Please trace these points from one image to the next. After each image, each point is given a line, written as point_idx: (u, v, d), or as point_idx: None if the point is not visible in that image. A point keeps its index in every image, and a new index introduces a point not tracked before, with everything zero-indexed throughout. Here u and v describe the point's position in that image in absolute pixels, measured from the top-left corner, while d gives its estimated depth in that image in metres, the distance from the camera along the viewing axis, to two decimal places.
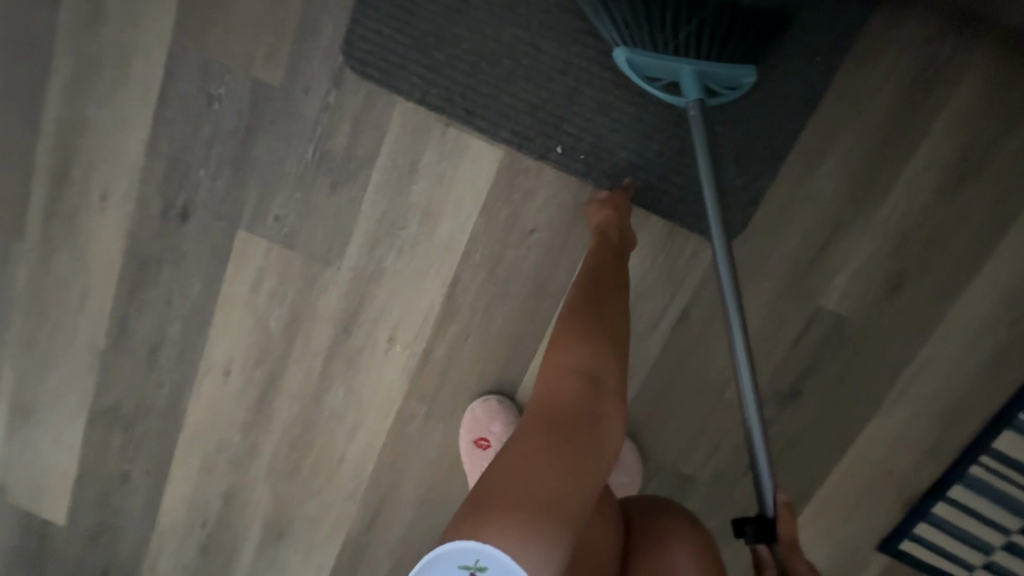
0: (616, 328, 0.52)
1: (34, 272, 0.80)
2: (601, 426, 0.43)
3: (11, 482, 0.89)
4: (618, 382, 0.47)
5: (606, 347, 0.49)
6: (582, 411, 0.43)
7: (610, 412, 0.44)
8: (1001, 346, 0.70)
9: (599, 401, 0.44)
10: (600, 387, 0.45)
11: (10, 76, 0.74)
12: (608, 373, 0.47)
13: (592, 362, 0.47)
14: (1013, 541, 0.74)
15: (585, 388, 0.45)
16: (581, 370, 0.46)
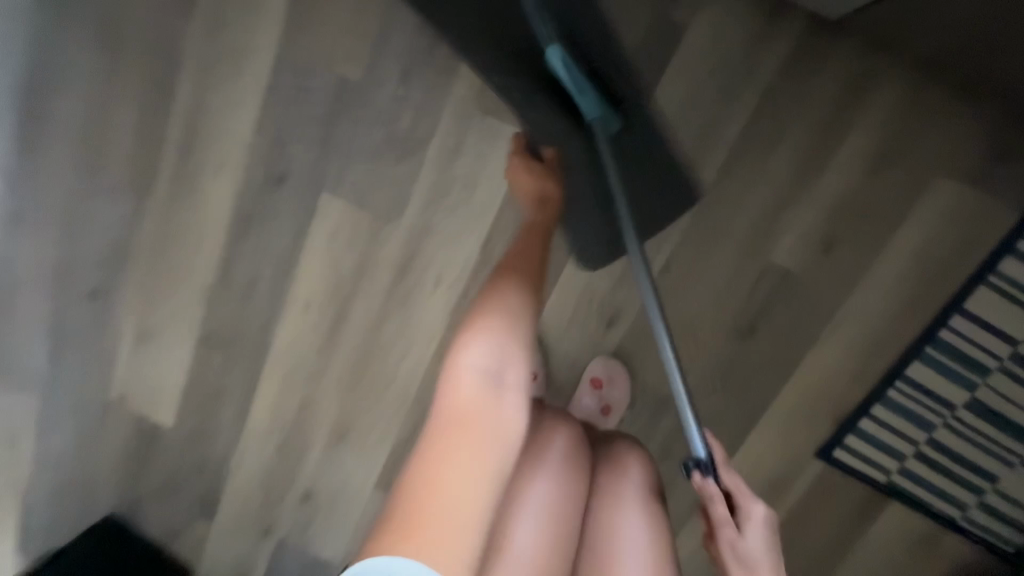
0: (513, 310, 0.57)
1: (159, 223, 1.02)
2: (501, 423, 0.49)
3: (130, 390, 1.13)
4: (521, 370, 0.53)
5: (513, 334, 0.55)
6: (482, 407, 0.49)
7: (507, 403, 0.50)
8: (912, 294, 0.90)
9: (497, 396, 0.50)
10: (501, 382, 0.51)
11: (151, 68, 0.96)
12: (513, 361, 0.53)
13: (497, 357, 0.53)
14: (918, 449, 0.96)
15: (489, 376, 0.51)
16: (481, 370, 0.51)
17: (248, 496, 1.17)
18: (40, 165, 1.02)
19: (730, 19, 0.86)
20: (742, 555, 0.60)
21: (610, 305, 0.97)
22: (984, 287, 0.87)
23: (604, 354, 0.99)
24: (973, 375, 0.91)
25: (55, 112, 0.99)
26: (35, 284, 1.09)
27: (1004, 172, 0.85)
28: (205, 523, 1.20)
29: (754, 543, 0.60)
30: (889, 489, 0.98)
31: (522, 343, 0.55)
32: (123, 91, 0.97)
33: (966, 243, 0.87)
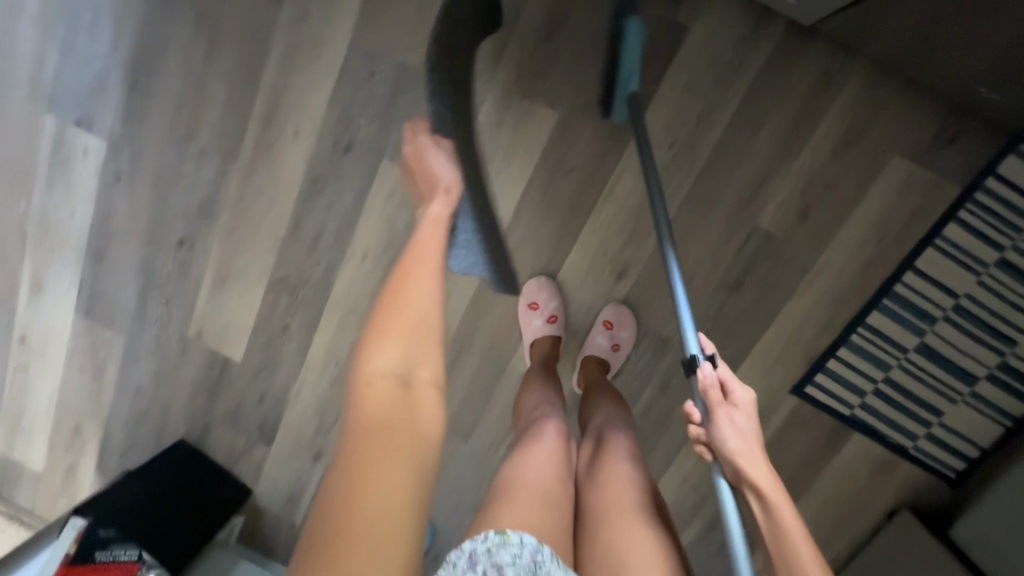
0: (420, 313, 0.63)
1: (241, 183, 1.21)
2: (422, 417, 0.57)
3: (206, 329, 1.32)
4: (433, 366, 0.61)
5: (421, 336, 0.62)
6: (398, 406, 0.56)
7: (422, 401, 0.58)
8: (871, 255, 1.09)
9: (410, 395, 0.58)
10: (412, 382, 0.59)
11: (242, 52, 1.14)
12: (424, 360, 0.61)
13: (407, 363, 0.60)
14: (877, 387, 1.14)
15: (402, 378, 0.59)
16: (393, 375, 0.59)
17: (302, 424, 1.35)
18: (141, 133, 1.21)
19: (726, 20, 1.04)
20: (736, 428, 0.65)
21: (620, 261, 1.16)
22: (931, 248, 1.06)
23: (614, 301, 1.17)
24: (921, 323, 1.09)
25: (158, 88, 1.18)
26: (131, 235, 1.28)
27: (949, 153, 1.04)
28: (263, 449, 1.38)
29: (745, 419, 0.66)
30: (853, 422, 1.16)
31: (431, 343, 0.63)
32: (216, 71, 1.16)
33: (916, 212, 1.06)
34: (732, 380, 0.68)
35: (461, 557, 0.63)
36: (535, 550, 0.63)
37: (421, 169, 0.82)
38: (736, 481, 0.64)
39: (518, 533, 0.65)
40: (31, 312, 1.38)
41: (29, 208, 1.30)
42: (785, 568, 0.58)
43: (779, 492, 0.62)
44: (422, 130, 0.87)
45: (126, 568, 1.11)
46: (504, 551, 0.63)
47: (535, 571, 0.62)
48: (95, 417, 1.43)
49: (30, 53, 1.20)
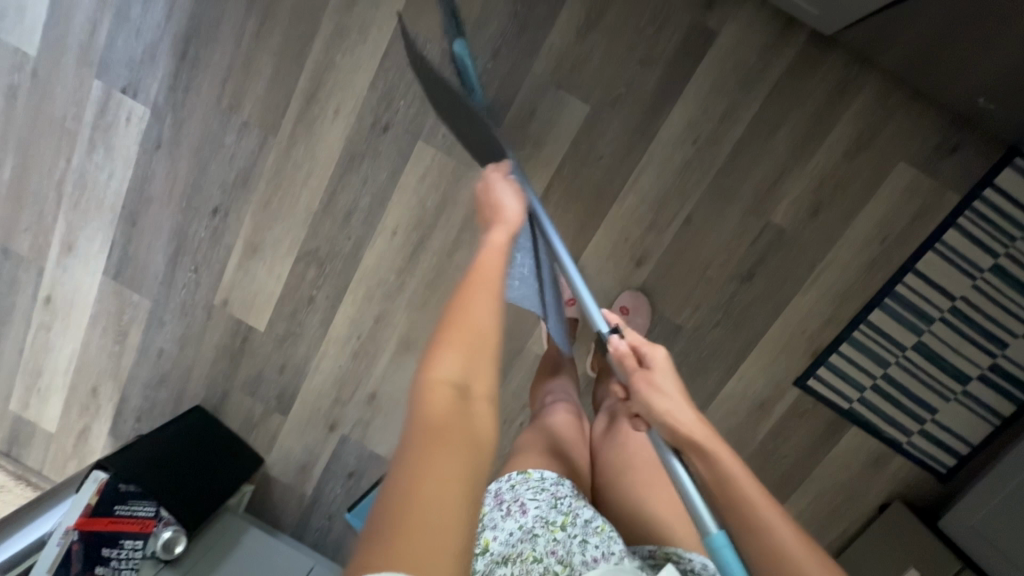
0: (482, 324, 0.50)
1: (279, 156, 1.26)
2: (479, 430, 0.44)
3: (232, 297, 1.36)
4: (488, 385, 0.48)
5: (485, 347, 0.49)
6: (457, 416, 0.44)
7: (480, 412, 0.45)
8: (875, 255, 1.16)
9: (466, 408, 0.45)
10: (468, 394, 0.46)
11: (291, 31, 1.20)
12: (482, 374, 0.48)
13: (464, 373, 0.47)
14: (875, 382, 1.20)
15: (459, 390, 0.46)
16: (449, 384, 0.46)
17: (319, 395, 1.38)
18: (186, 103, 1.26)
19: (752, 27, 1.11)
20: (656, 388, 0.64)
21: (639, 249, 1.22)
22: (931, 252, 1.13)
23: (632, 289, 1.23)
24: (919, 323, 1.16)
25: (207, 61, 1.24)
26: (167, 201, 1.33)
27: (951, 162, 1.11)
28: (279, 418, 1.41)
29: (662, 378, 0.64)
30: (850, 415, 1.22)
31: (493, 355, 0.49)
32: (266, 48, 1.22)
33: (918, 217, 1.13)
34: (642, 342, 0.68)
35: (489, 494, 0.69)
36: (555, 484, 0.67)
37: (492, 205, 0.72)
38: (675, 444, 0.62)
39: (539, 470, 0.69)
40: (59, 271, 1.41)
41: (67, 169, 1.34)
42: (732, 513, 0.56)
43: (713, 438, 0.60)
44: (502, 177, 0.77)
45: (143, 524, 1.12)
46: (526, 486, 0.68)
47: (557, 503, 0.66)
48: (114, 379, 1.46)
49: (84, 21, 1.26)
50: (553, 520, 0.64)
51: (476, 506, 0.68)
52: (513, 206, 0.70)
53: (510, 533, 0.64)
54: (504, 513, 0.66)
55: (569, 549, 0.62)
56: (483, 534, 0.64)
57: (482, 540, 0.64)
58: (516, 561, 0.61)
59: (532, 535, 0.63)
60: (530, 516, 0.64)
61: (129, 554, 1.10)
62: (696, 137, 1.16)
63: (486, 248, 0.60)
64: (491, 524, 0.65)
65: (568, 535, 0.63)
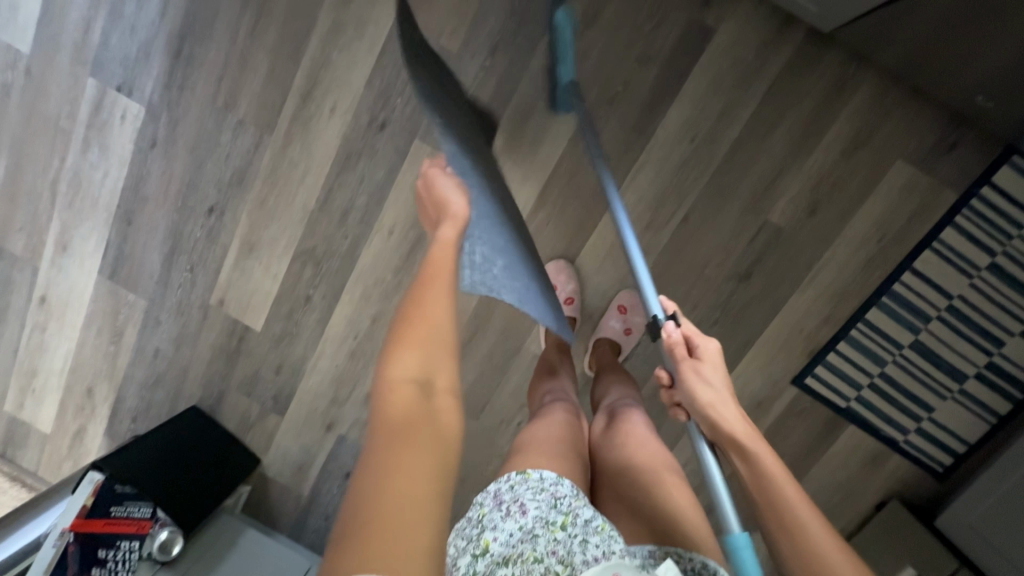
0: (439, 319, 0.49)
1: (275, 154, 1.25)
2: (444, 425, 0.44)
3: (228, 297, 1.35)
4: (450, 381, 0.47)
5: (441, 344, 0.48)
6: (420, 416, 0.44)
7: (445, 408, 0.45)
8: (873, 253, 1.16)
9: (429, 406, 0.44)
10: (431, 391, 0.45)
11: (287, 29, 1.19)
12: (442, 370, 0.47)
13: (424, 369, 0.46)
14: (873, 380, 1.20)
15: (420, 388, 0.45)
16: (411, 383, 0.45)
17: (316, 395, 1.38)
18: (182, 101, 1.25)
19: (749, 25, 1.11)
20: (703, 379, 0.64)
21: (637, 248, 1.21)
22: (929, 250, 1.13)
23: (630, 287, 1.23)
24: (916, 321, 1.16)
25: (202, 58, 1.23)
26: (162, 200, 1.32)
27: (949, 159, 1.11)
28: (276, 417, 1.41)
29: (711, 369, 0.65)
30: (848, 413, 1.22)
31: (452, 350, 0.49)
32: (262, 45, 1.21)
33: (916, 216, 1.13)
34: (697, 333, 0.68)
35: (488, 495, 0.69)
36: (555, 484, 0.66)
37: (435, 200, 0.61)
38: (713, 436, 0.62)
39: (539, 470, 0.68)
40: (54, 271, 1.41)
41: (62, 168, 1.33)
42: (769, 511, 0.54)
43: (753, 435, 0.59)
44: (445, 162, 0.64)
45: (139, 525, 1.11)
46: (526, 486, 0.67)
47: (556, 503, 0.65)
48: (110, 379, 1.45)
49: (77, 18, 1.25)
50: (553, 521, 0.63)
51: (476, 507, 0.69)
52: (459, 202, 0.60)
53: (510, 534, 0.63)
54: (504, 514, 0.65)
55: (569, 549, 0.62)
56: (483, 535, 0.64)
57: (483, 541, 0.64)
58: (517, 562, 0.61)
59: (533, 535, 0.63)
60: (530, 517, 0.64)
61: (126, 555, 1.09)
62: (693, 136, 1.15)
63: (434, 247, 0.55)
64: (491, 525, 0.65)
65: (569, 535, 0.63)
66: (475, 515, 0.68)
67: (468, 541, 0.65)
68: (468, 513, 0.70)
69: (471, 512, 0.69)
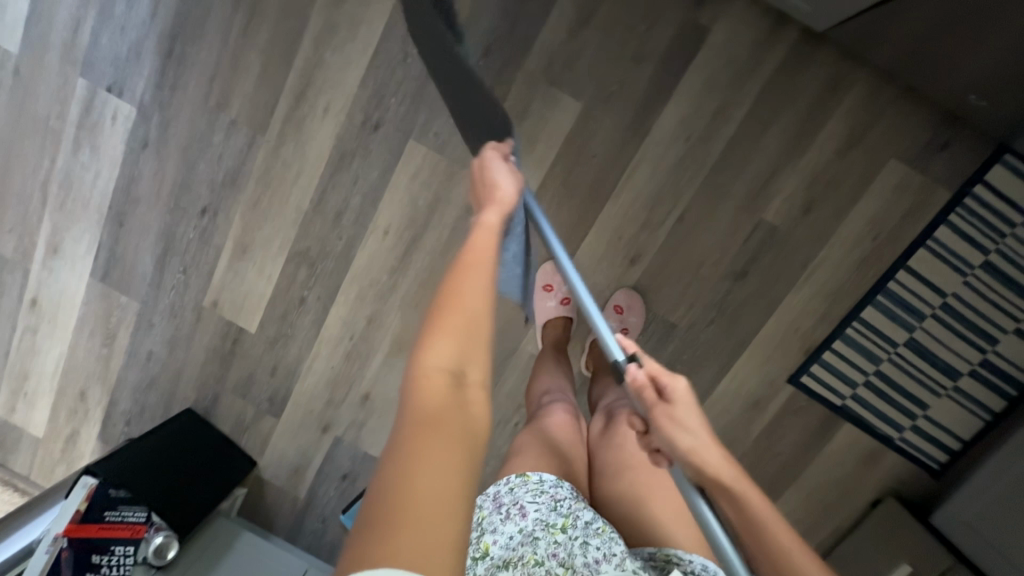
0: (473, 310, 0.48)
1: (269, 155, 1.24)
2: (473, 417, 0.44)
3: (222, 299, 1.34)
4: (482, 374, 0.47)
5: (476, 335, 0.47)
6: (450, 408, 0.43)
7: (476, 402, 0.44)
8: (868, 252, 1.16)
9: (461, 399, 0.44)
10: (463, 382, 0.45)
11: (279, 28, 1.18)
12: (476, 362, 0.47)
13: (458, 359, 0.46)
14: (868, 378, 1.20)
15: (453, 380, 0.45)
16: (444, 372, 0.45)
17: (312, 397, 1.37)
18: (173, 101, 1.24)
19: (744, 23, 1.11)
20: (678, 425, 0.59)
21: (633, 247, 1.21)
22: (923, 249, 1.14)
23: (626, 288, 1.23)
24: (911, 319, 1.16)
25: (194, 58, 1.22)
26: (154, 201, 1.30)
27: (942, 158, 1.11)
28: (271, 420, 1.40)
29: (685, 413, 0.60)
30: (843, 411, 1.22)
31: (485, 343, 0.48)
32: (254, 45, 1.20)
33: (910, 214, 1.14)
34: (662, 369, 0.63)
35: (487, 498, 0.68)
36: (555, 487, 0.66)
37: (486, 182, 0.67)
38: (699, 482, 0.59)
39: (538, 472, 0.68)
40: (45, 273, 1.39)
41: (52, 168, 1.32)
42: (761, 555, 0.55)
43: (741, 479, 0.57)
44: (504, 151, 0.71)
45: (132, 530, 1.10)
46: (525, 488, 0.66)
47: (556, 505, 0.65)
48: (102, 383, 1.43)
49: (66, 17, 1.24)
50: (553, 523, 0.63)
51: (475, 510, 0.68)
52: (509, 186, 0.65)
53: (510, 537, 0.63)
54: (504, 517, 0.65)
55: (569, 551, 0.61)
56: (483, 538, 0.64)
57: (482, 544, 0.64)
58: (517, 565, 0.61)
59: (533, 538, 0.63)
60: (531, 520, 0.64)
61: (120, 560, 1.08)
62: (688, 134, 1.15)
63: (478, 230, 0.58)
64: (491, 528, 0.64)
65: (569, 537, 0.62)
66: (473, 517, 0.67)
67: (468, 544, 0.65)
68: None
69: None
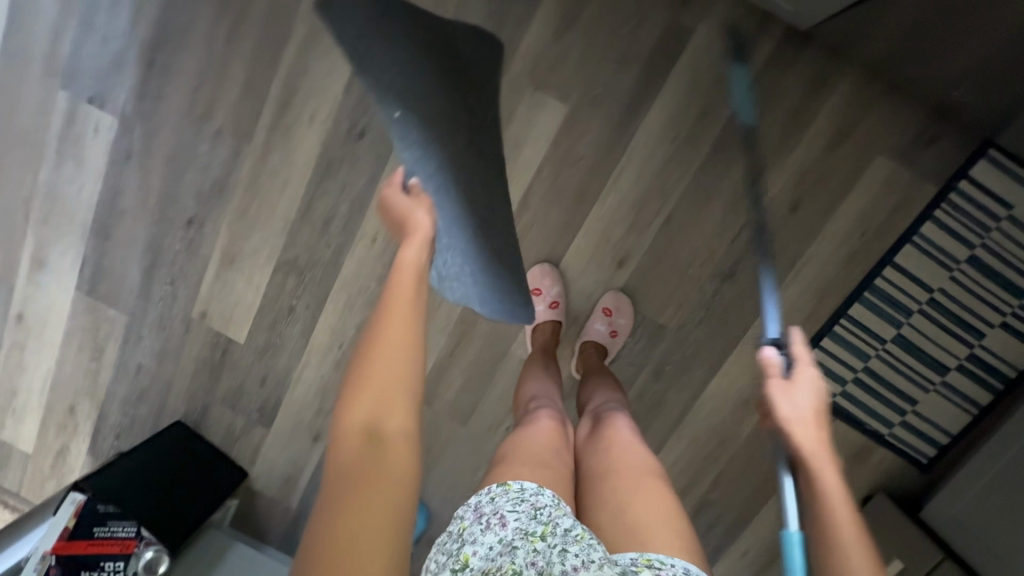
0: (389, 365, 0.52)
1: (255, 164, 1.24)
2: (392, 464, 0.48)
3: (210, 310, 1.34)
4: (403, 420, 0.50)
5: (392, 388, 0.51)
6: (368, 461, 0.47)
7: (395, 448, 0.49)
8: (855, 249, 1.16)
9: (379, 450, 0.48)
10: (381, 434, 0.49)
11: (263, 37, 1.18)
12: (394, 411, 0.50)
13: (376, 414, 0.50)
14: (858, 375, 1.20)
15: (372, 435, 0.49)
16: (363, 428, 0.49)
17: (303, 406, 1.36)
18: (157, 112, 1.24)
19: (729, 23, 1.11)
20: (791, 399, 0.64)
21: (621, 249, 1.21)
22: (909, 245, 1.14)
23: (614, 290, 1.23)
24: (899, 316, 1.16)
25: (177, 68, 1.21)
26: (140, 213, 1.30)
27: (928, 154, 1.12)
28: (262, 430, 1.39)
29: (800, 392, 0.64)
30: (834, 409, 1.23)
31: (404, 390, 0.52)
32: (238, 54, 1.19)
33: (896, 210, 1.14)
34: (801, 356, 0.67)
35: (468, 509, 0.68)
36: (535, 494, 0.66)
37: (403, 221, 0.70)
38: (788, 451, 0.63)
39: (519, 481, 0.69)
40: (31, 289, 1.38)
41: (35, 183, 1.31)
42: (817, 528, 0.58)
43: (827, 459, 0.61)
44: (398, 183, 0.73)
45: (123, 544, 1.07)
46: (506, 497, 0.67)
47: (536, 513, 0.64)
48: (91, 397, 1.42)
49: (47, 29, 1.23)
50: (533, 531, 0.62)
51: (457, 521, 0.68)
52: (423, 216, 0.69)
53: (489, 547, 0.62)
54: (484, 527, 0.64)
55: (549, 559, 0.58)
56: (463, 549, 0.63)
57: (462, 556, 0.62)
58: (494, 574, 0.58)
59: (512, 547, 0.60)
60: (510, 529, 0.62)
61: None
62: (673, 135, 1.15)
63: (396, 269, 0.62)
64: (471, 538, 0.63)
65: (548, 545, 0.60)
66: (455, 529, 0.67)
67: (448, 557, 0.64)
68: (450, 529, 0.68)
69: (452, 527, 0.68)
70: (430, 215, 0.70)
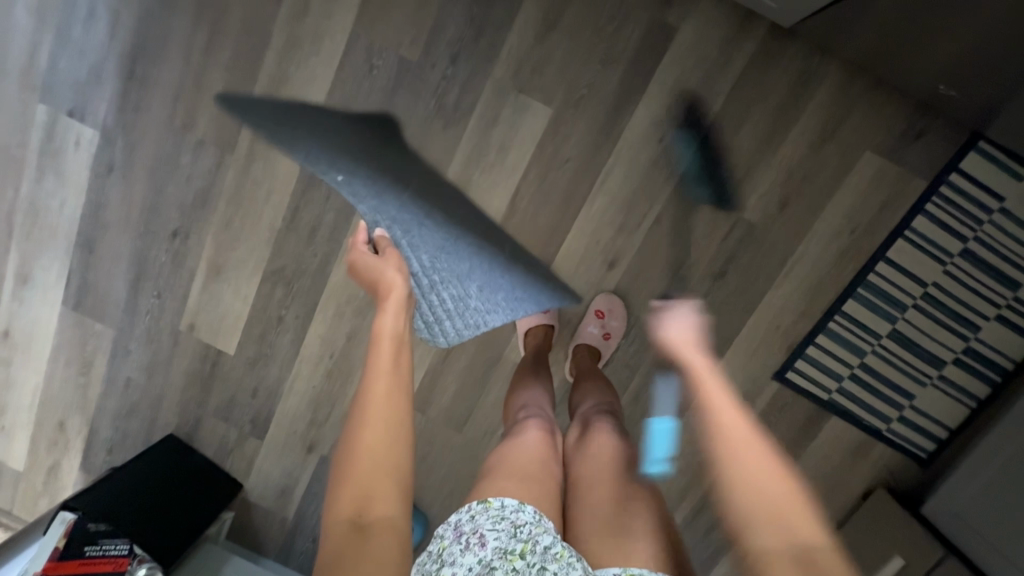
0: (375, 448, 0.54)
1: (238, 174, 1.22)
2: (377, 548, 0.50)
3: (198, 322, 1.32)
4: (389, 505, 0.52)
5: (377, 472, 0.54)
6: (353, 547, 0.50)
7: (379, 534, 0.51)
8: (846, 245, 1.15)
9: (363, 535, 0.50)
10: (365, 520, 0.51)
11: (241, 46, 1.16)
12: (380, 498, 0.53)
13: (362, 499, 0.52)
14: (853, 372, 1.20)
15: (357, 520, 0.51)
16: (349, 513, 0.52)
17: (295, 416, 1.35)
18: (138, 124, 1.22)
19: (713, 20, 1.10)
20: (677, 328, 0.68)
21: (611, 250, 1.20)
22: (901, 240, 1.13)
23: (606, 292, 1.22)
24: (892, 311, 1.16)
25: (156, 79, 1.20)
26: (124, 226, 1.28)
27: (917, 148, 1.11)
28: (255, 441, 1.38)
29: (681, 323, 0.69)
30: (830, 406, 1.22)
31: (389, 476, 0.54)
32: (217, 63, 1.18)
33: (886, 204, 1.13)
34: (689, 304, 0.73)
35: (448, 527, 0.66)
36: (515, 512, 0.65)
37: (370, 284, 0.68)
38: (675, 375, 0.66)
39: (500, 497, 0.67)
40: (16, 305, 1.36)
41: (17, 198, 1.29)
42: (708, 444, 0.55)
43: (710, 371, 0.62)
44: (361, 244, 0.71)
45: (116, 562, 1.09)
46: (486, 516, 0.65)
47: (515, 531, 0.63)
48: (81, 412, 1.41)
49: (23, 42, 1.21)
50: (512, 549, 0.61)
51: (436, 540, 0.66)
52: (395, 274, 0.67)
53: (469, 569, 0.61)
54: (463, 547, 0.63)
55: None
56: (442, 571, 0.61)
57: None
58: None
59: (491, 568, 0.60)
60: (490, 549, 0.61)
61: None
62: (660, 135, 1.14)
63: (373, 338, 0.61)
64: (450, 559, 0.62)
65: (528, 564, 0.60)
66: (435, 549, 0.65)
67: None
68: (429, 548, 0.67)
69: (432, 545, 0.66)
70: (401, 271, 0.68)
